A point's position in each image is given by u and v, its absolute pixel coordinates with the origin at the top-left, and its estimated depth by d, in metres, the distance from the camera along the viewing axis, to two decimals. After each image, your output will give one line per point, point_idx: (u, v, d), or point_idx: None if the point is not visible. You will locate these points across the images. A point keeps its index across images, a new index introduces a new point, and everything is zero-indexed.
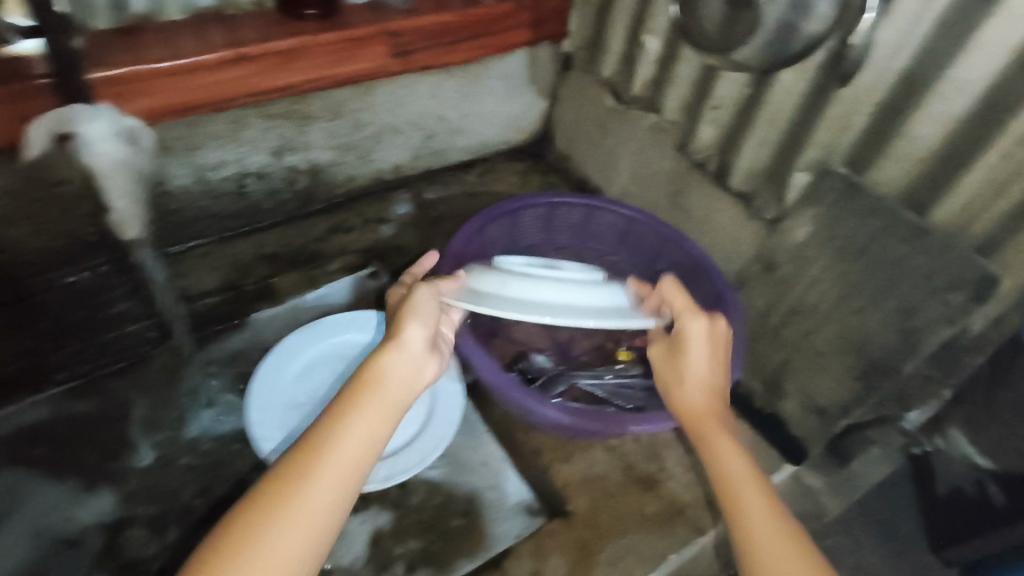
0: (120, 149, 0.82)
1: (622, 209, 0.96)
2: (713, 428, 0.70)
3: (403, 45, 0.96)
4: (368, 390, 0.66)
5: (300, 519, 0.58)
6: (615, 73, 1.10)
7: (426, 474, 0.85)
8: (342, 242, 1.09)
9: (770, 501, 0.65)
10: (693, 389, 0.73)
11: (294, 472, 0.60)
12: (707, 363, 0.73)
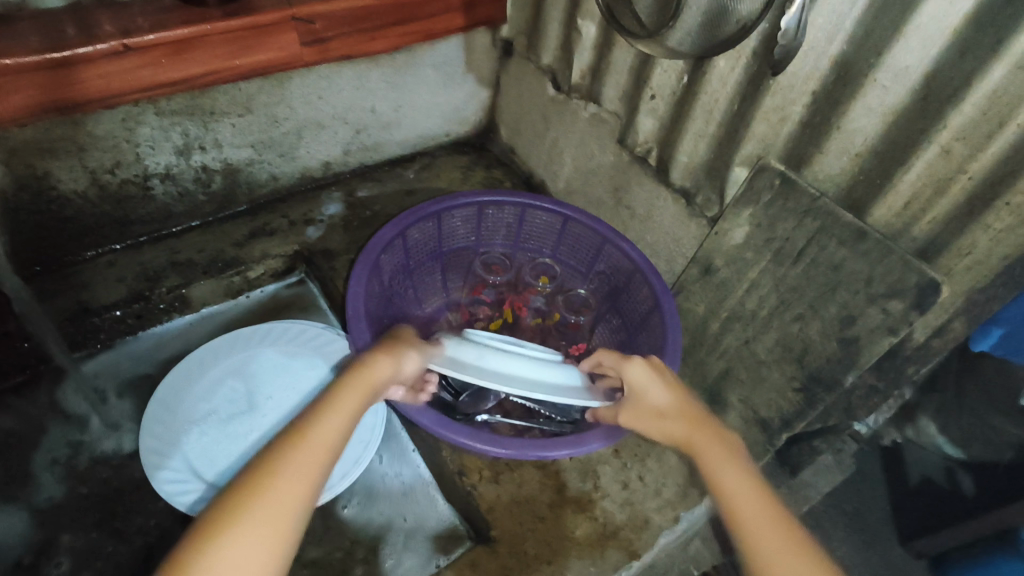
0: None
1: (559, 209, 0.89)
2: (704, 438, 0.63)
3: (317, 32, 0.89)
4: (360, 385, 0.61)
5: (274, 519, 0.50)
6: (555, 60, 1.03)
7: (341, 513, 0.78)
8: (262, 247, 1.00)
9: (783, 514, 0.56)
10: (664, 428, 0.66)
11: (274, 469, 0.52)
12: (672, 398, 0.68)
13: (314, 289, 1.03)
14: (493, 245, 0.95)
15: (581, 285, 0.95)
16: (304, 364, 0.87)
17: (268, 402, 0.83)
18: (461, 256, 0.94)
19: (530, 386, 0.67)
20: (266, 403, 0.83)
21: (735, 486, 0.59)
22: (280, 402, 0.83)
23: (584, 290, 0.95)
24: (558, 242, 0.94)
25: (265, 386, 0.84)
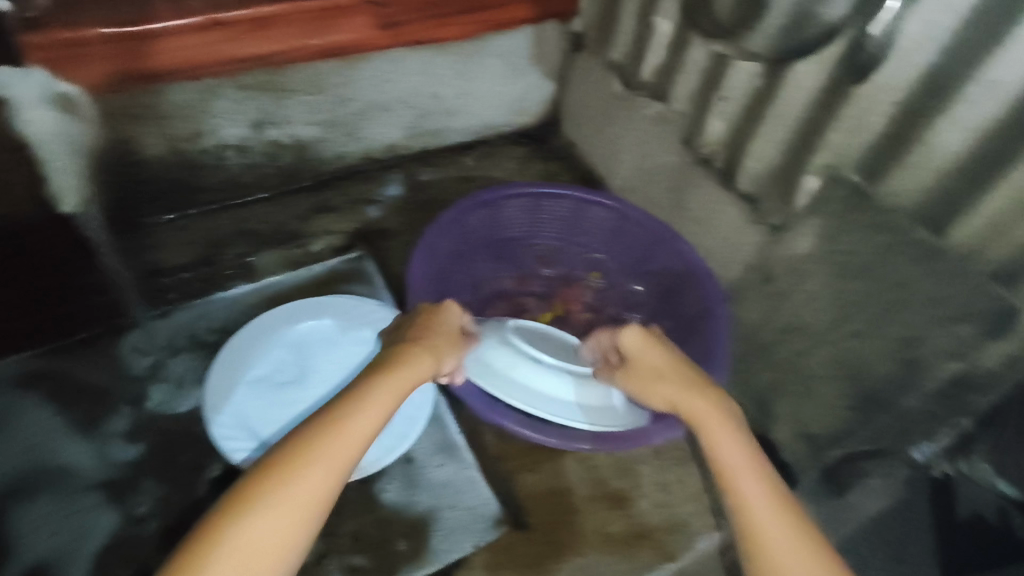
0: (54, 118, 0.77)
1: (614, 204, 0.89)
2: (705, 413, 0.63)
3: (390, 16, 0.91)
4: (404, 373, 0.62)
5: (294, 507, 0.52)
6: (625, 56, 1.02)
7: (385, 496, 0.80)
8: (326, 223, 1.05)
9: (780, 494, 0.58)
10: (653, 392, 0.66)
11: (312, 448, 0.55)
12: (661, 360, 0.68)
13: (373, 271, 1.04)
14: (546, 240, 0.93)
15: (633, 285, 0.93)
16: (356, 338, 0.89)
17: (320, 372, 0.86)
18: (512, 247, 0.93)
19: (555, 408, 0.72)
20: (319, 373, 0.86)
21: (734, 465, 0.60)
22: (332, 372, 0.87)
23: (636, 290, 0.93)
24: (612, 240, 0.92)
25: (318, 356, 0.88)
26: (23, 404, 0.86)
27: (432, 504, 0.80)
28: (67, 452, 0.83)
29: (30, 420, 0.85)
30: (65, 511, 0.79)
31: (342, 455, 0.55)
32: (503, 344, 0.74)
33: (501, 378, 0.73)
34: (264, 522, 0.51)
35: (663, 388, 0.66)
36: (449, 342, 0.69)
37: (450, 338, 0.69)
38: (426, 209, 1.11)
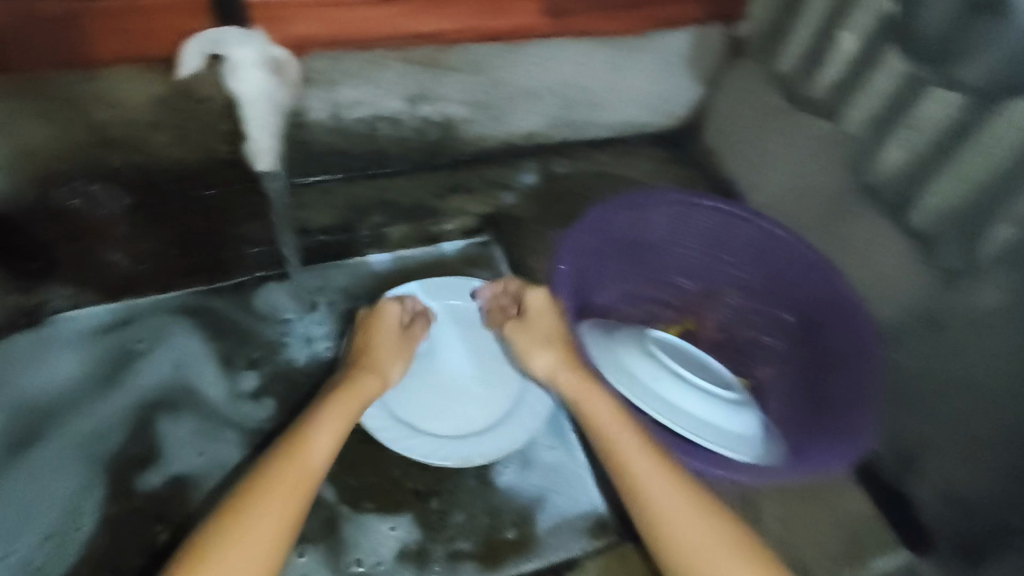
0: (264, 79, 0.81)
1: (766, 223, 0.84)
2: (611, 418, 0.71)
3: (562, 5, 0.92)
4: (353, 392, 0.74)
5: (278, 506, 0.63)
6: (795, 69, 0.97)
7: (501, 479, 0.83)
8: (461, 202, 1.07)
9: (697, 497, 0.66)
10: (564, 378, 0.75)
11: (290, 463, 0.66)
12: (554, 323, 0.78)
13: (500, 259, 1.05)
14: (690, 252, 0.90)
15: (783, 314, 0.87)
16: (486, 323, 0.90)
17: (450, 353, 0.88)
18: (652, 255, 0.90)
19: (697, 428, 0.72)
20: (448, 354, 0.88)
21: (656, 477, 0.66)
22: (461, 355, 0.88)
23: (786, 319, 0.87)
24: (761, 263, 0.87)
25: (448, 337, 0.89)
26: (176, 332, 0.91)
27: (541, 488, 0.82)
28: (210, 385, 0.88)
29: (180, 348, 0.90)
30: (205, 441, 0.84)
31: (317, 456, 0.68)
32: (645, 354, 0.75)
33: (641, 382, 0.73)
34: (271, 502, 0.63)
35: (568, 377, 0.75)
36: (396, 358, 0.81)
37: (395, 352, 0.81)
38: (560, 203, 1.10)
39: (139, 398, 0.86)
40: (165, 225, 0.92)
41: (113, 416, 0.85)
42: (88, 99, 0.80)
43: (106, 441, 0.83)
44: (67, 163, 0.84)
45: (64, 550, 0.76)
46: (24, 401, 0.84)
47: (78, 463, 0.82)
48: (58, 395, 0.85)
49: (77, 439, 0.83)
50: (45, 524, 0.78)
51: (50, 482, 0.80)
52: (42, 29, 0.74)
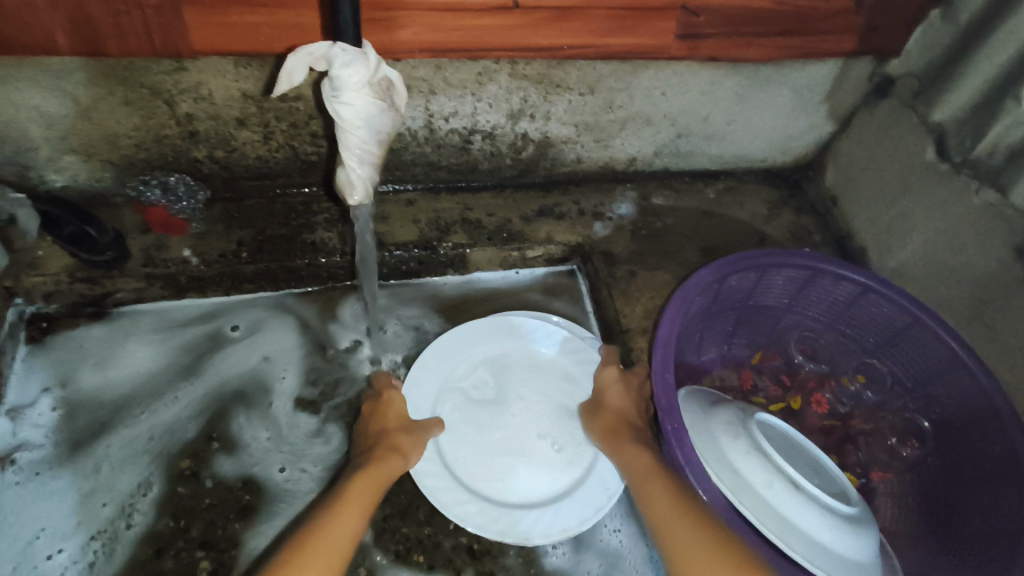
0: (377, 105, 0.54)
1: (912, 308, 0.73)
2: (659, 482, 0.61)
3: (697, 26, 0.81)
4: (375, 472, 0.67)
5: None
6: (955, 121, 0.84)
7: (550, 560, 0.75)
8: (548, 228, 0.96)
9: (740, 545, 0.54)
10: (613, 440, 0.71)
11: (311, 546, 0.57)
12: (608, 406, 0.75)
13: (583, 289, 0.98)
14: (810, 323, 0.83)
15: (919, 418, 0.75)
16: (557, 374, 0.84)
17: (516, 407, 0.81)
18: (767, 320, 0.83)
19: (807, 548, 0.59)
20: (514, 408, 0.81)
21: (682, 539, 0.55)
22: (529, 411, 0.81)
23: (922, 426, 0.75)
24: (894, 349, 0.77)
25: (516, 388, 0.82)
26: (247, 337, 0.86)
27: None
28: (288, 387, 0.83)
29: (257, 350, 0.85)
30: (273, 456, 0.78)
31: (343, 539, 0.59)
32: (755, 450, 0.64)
33: (745, 484, 0.62)
34: None
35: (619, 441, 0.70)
36: (414, 440, 0.72)
37: (417, 436, 0.73)
38: (658, 240, 0.99)
39: (212, 394, 0.81)
40: (241, 223, 0.87)
41: (184, 411, 0.80)
42: (173, 91, 0.74)
43: (173, 437, 0.78)
44: (152, 152, 0.81)
45: (111, 554, 0.70)
46: (93, 386, 0.80)
47: (138, 457, 0.76)
48: (133, 381, 0.81)
49: (147, 428, 0.78)
50: (95, 520, 0.72)
51: (107, 477, 0.74)
52: (133, 18, 0.65)
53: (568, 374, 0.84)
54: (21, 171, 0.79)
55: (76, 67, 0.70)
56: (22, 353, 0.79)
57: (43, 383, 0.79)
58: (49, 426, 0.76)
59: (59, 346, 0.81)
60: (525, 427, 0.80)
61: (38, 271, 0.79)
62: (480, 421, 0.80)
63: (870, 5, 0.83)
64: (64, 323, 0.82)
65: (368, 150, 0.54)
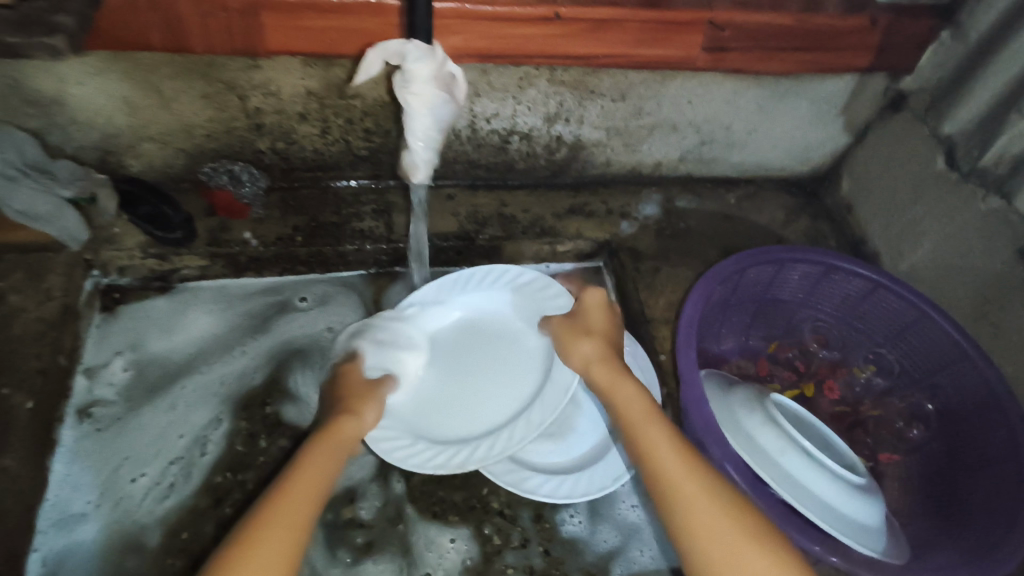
0: (442, 96, 0.61)
1: (920, 301, 0.79)
2: (653, 423, 0.63)
3: (722, 40, 0.87)
4: (331, 439, 0.64)
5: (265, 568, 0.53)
6: (964, 133, 0.90)
7: (568, 528, 0.80)
8: (578, 225, 1.03)
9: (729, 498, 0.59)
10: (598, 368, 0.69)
11: (264, 526, 0.56)
12: (585, 341, 0.72)
13: (608, 284, 1.04)
14: (823, 315, 0.88)
15: (923, 401, 0.81)
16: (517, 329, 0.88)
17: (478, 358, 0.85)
18: (783, 311, 0.88)
19: (819, 510, 0.65)
20: (475, 359, 0.85)
21: (682, 487, 0.58)
22: (490, 361, 0.85)
23: (927, 408, 0.80)
24: (903, 340, 0.83)
25: (475, 352, 0.86)
26: (298, 313, 0.93)
27: (614, 544, 0.80)
28: (341, 355, 0.89)
29: (307, 325, 0.92)
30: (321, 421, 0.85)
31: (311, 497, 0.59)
32: (770, 422, 0.70)
33: (762, 452, 0.68)
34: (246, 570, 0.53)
35: (597, 368, 0.69)
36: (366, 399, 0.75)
37: (376, 402, 0.72)
38: (681, 239, 1.05)
39: (275, 349, 0.89)
40: (296, 210, 0.95)
41: (250, 362, 0.88)
42: (246, 86, 0.82)
43: (241, 384, 0.86)
44: (221, 142, 0.89)
45: (187, 478, 0.79)
46: (170, 335, 0.88)
47: (209, 399, 0.85)
48: (205, 329, 0.90)
49: (220, 371, 0.87)
50: (174, 449, 0.80)
51: (183, 414, 0.83)
52: (219, 19, 0.73)
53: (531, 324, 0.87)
54: (103, 155, 0.87)
55: (164, 63, 0.78)
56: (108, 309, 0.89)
57: (116, 348, 0.86)
58: (131, 370, 0.85)
59: (142, 305, 0.90)
60: (484, 376, 0.84)
61: (115, 246, 0.86)
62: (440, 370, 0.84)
63: (885, 24, 0.89)
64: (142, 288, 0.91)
65: (431, 136, 0.62)
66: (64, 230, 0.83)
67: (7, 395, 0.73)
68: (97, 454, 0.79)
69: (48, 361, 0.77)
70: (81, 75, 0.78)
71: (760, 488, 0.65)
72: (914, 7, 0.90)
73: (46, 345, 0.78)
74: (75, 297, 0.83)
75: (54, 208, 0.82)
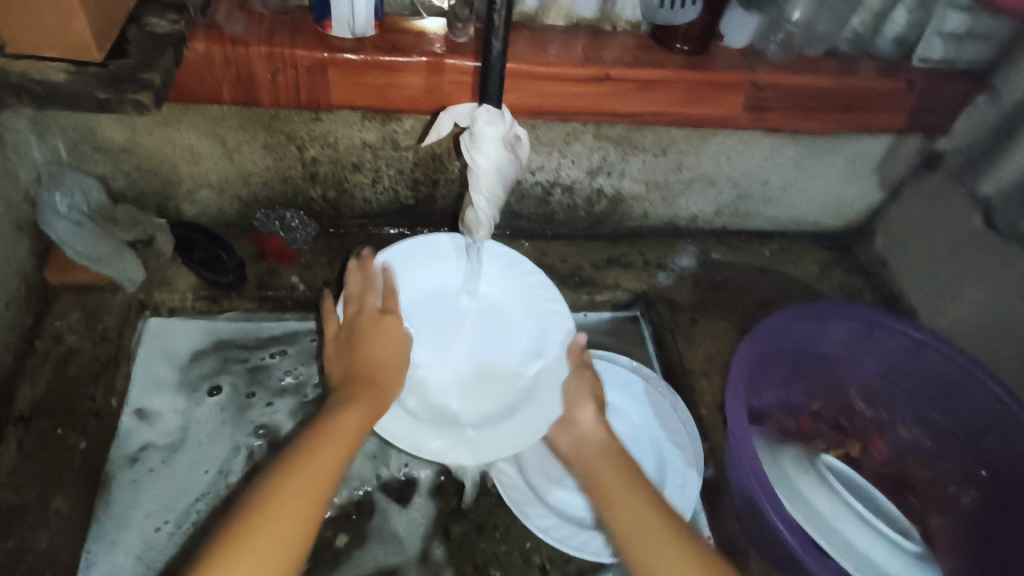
0: (506, 156, 0.65)
1: (962, 360, 0.80)
2: (625, 488, 0.70)
3: (762, 100, 0.90)
4: (376, 392, 0.72)
5: (324, 463, 0.62)
6: (1002, 193, 0.91)
7: None
8: (617, 275, 1.04)
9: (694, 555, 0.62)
10: (585, 430, 0.77)
11: (331, 436, 0.65)
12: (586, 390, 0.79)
13: (646, 334, 1.04)
14: (866, 373, 0.88)
15: (975, 466, 0.80)
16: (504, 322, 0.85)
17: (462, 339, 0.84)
18: (825, 369, 0.89)
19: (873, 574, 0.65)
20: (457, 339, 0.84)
21: (645, 552, 0.64)
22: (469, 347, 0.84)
23: (979, 473, 0.79)
24: (949, 400, 0.83)
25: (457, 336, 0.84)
26: None
27: None
28: None
29: None
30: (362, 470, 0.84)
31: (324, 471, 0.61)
32: (820, 483, 0.71)
33: (812, 512, 0.69)
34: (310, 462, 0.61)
35: (584, 432, 0.77)
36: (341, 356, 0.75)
37: (389, 340, 0.77)
38: (718, 291, 1.06)
39: (300, 380, 0.89)
40: (342, 257, 0.97)
41: (276, 392, 0.87)
42: (305, 138, 0.85)
43: (266, 414, 0.85)
44: (276, 190, 0.92)
45: (213, 512, 0.77)
46: (196, 364, 0.88)
47: (234, 432, 0.83)
48: (229, 358, 0.89)
49: (245, 400, 0.86)
50: (201, 482, 0.79)
51: (207, 446, 0.81)
52: (287, 76, 0.76)
53: (528, 323, 0.85)
54: (162, 201, 0.90)
55: (230, 115, 0.81)
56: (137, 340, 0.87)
57: (158, 386, 0.85)
58: (156, 401, 0.84)
59: (170, 335, 0.89)
60: (461, 363, 0.83)
61: (168, 289, 0.88)
62: (422, 348, 0.83)
63: (921, 87, 0.92)
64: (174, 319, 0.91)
65: (494, 191, 0.65)
66: (122, 273, 0.86)
67: (61, 435, 0.75)
68: (123, 489, 0.76)
69: (101, 403, 0.78)
70: (151, 125, 0.81)
71: (814, 553, 0.66)
72: (950, 72, 0.93)
73: (100, 386, 0.79)
74: (128, 338, 0.85)
75: (115, 252, 0.85)
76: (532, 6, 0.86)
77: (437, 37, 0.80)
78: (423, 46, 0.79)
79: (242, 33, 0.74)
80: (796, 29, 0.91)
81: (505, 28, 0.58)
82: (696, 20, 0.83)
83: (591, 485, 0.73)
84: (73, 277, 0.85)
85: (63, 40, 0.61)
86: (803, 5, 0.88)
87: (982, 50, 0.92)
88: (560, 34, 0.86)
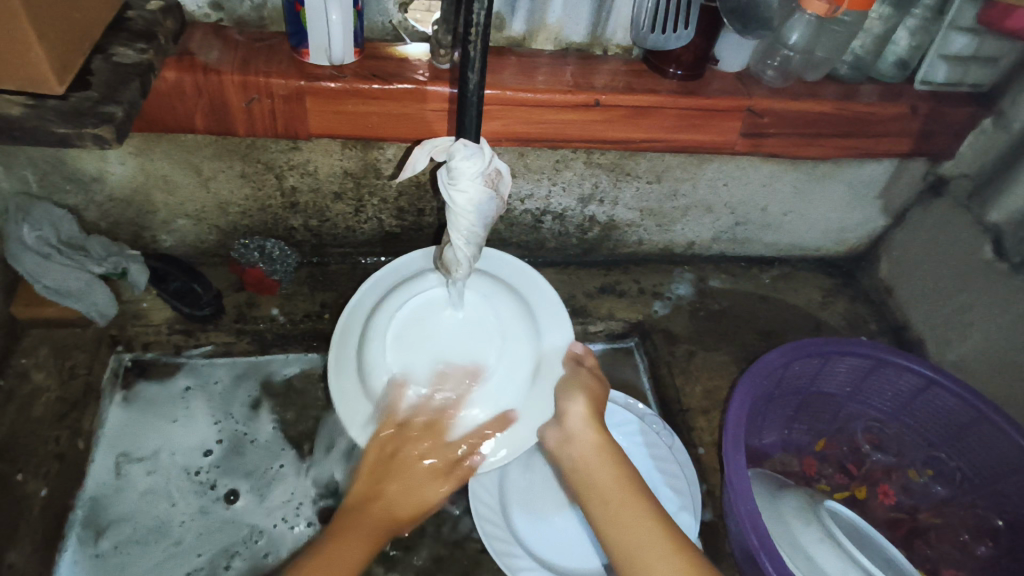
0: (486, 193, 0.61)
1: (977, 402, 0.76)
2: (616, 487, 0.62)
3: (761, 126, 0.86)
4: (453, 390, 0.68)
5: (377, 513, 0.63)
6: (1012, 221, 0.87)
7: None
8: (610, 305, 1.01)
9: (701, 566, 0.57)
10: (580, 428, 0.67)
11: (389, 477, 0.65)
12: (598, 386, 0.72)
13: (641, 365, 1.00)
14: (874, 414, 0.85)
15: (992, 515, 0.76)
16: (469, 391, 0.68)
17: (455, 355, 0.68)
18: (829, 405, 0.86)
19: None
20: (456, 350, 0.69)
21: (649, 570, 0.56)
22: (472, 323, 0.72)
23: (996, 524, 0.75)
24: (960, 443, 0.79)
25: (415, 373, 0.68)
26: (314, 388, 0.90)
27: None
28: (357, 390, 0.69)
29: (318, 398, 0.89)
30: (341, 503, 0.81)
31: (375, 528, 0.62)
32: (824, 535, 0.68)
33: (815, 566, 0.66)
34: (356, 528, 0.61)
35: (583, 436, 0.66)
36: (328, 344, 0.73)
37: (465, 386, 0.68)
38: (716, 321, 1.02)
39: (268, 423, 0.86)
40: (324, 287, 0.95)
41: (250, 439, 0.85)
42: (283, 167, 0.82)
43: (244, 494, 0.80)
44: (255, 219, 0.89)
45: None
46: (151, 457, 0.81)
47: (218, 491, 0.80)
48: (198, 418, 0.85)
49: (222, 453, 0.83)
50: (191, 555, 0.75)
51: (195, 517, 0.78)
52: (262, 105, 0.73)
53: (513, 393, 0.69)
54: (138, 232, 0.88)
55: (205, 143, 0.78)
56: (106, 416, 0.83)
57: (130, 445, 0.82)
58: (123, 498, 0.78)
59: (137, 404, 0.85)
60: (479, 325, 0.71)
61: (142, 322, 0.85)
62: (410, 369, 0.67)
63: (926, 111, 0.87)
64: (147, 376, 0.88)
65: (474, 230, 0.62)
66: (93, 306, 0.83)
67: (21, 482, 0.71)
68: None
69: (65, 445, 0.75)
70: (123, 154, 0.78)
71: None
72: (955, 96, 0.89)
73: (66, 428, 0.76)
74: (98, 374, 0.82)
75: (85, 285, 0.82)
76: (518, 31, 0.83)
77: (420, 63, 0.77)
78: (406, 71, 0.76)
79: (215, 61, 0.71)
80: (794, 53, 0.86)
81: (481, 59, 0.55)
82: (690, 44, 0.80)
83: (582, 486, 0.64)
84: (42, 311, 0.83)
85: (18, 73, 0.57)
86: (801, 30, 0.84)
87: (988, 73, 0.89)
88: (549, 59, 0.83)
